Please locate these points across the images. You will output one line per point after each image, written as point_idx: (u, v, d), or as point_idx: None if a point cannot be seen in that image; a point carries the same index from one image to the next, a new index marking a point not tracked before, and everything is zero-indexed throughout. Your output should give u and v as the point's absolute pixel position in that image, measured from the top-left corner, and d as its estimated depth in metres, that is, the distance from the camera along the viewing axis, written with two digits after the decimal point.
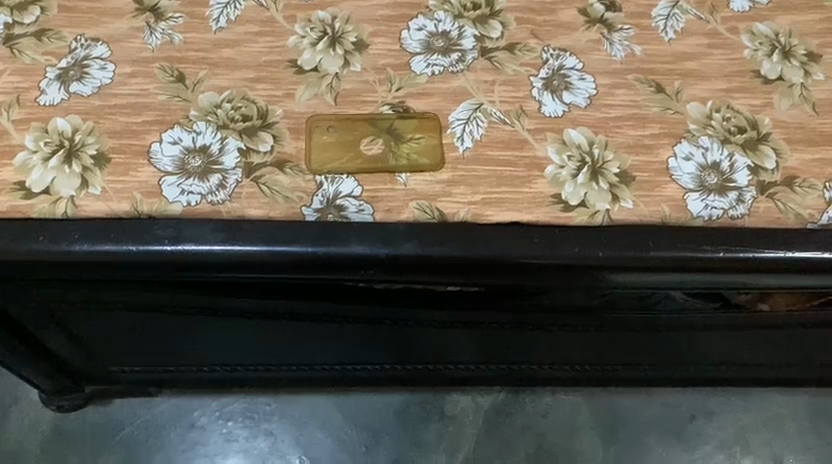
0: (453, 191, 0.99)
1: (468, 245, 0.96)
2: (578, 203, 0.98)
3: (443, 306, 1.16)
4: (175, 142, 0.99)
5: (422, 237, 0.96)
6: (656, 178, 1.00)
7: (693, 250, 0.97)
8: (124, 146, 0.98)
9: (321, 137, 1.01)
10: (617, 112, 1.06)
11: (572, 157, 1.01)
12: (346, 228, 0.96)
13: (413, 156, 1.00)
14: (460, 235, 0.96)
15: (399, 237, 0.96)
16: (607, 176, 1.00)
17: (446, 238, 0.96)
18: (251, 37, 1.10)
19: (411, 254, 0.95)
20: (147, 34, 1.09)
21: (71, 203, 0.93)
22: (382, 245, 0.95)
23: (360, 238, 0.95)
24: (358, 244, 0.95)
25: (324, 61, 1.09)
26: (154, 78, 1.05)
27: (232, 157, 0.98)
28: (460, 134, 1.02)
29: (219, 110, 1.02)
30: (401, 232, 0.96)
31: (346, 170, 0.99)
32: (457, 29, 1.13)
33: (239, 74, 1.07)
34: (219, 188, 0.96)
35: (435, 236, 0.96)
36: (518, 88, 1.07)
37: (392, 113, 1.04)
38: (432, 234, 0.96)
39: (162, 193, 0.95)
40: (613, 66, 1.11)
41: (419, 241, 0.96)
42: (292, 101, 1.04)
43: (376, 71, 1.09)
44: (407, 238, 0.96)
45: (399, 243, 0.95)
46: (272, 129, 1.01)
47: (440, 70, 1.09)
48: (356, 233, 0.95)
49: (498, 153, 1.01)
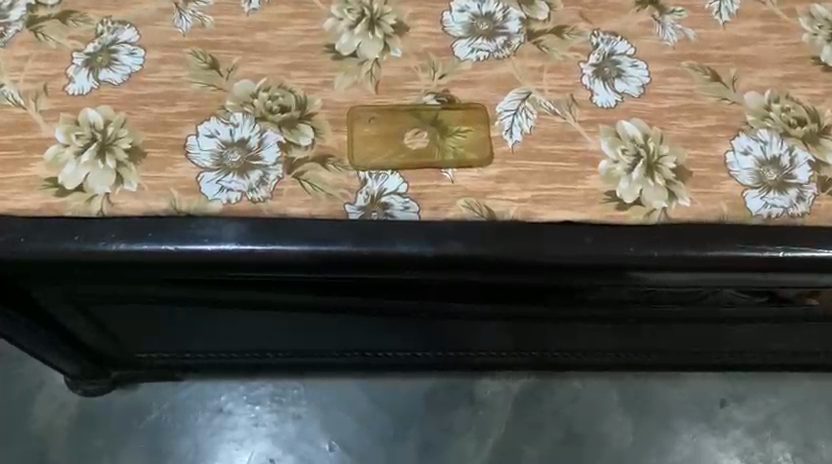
0: (502, 188, 0.94)
1: (516, 245, 0.92)
2: (633, 200, 0.94)
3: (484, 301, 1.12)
4: (211, 135, 0.93)
5: (469, 236, 0.92)
6: (713, 174, 0.96)
7: (750, 248, 0.94)
8: (158, 139, 0.93)
9: (362, 130, 0.96)
10: (673, 102, 1.01)
11: (626, 151, 0.96)
12: (390, 227, 0.92)
13: (460, 151, 0.96)
14: (509, 234, 0.93)
15: (445, 236, 0.92)
16: (664, 172, 0.96)
17: (495, 238, 0.92)
18: (286, 20, 1.05)
19: (458, 254, 0.92)
20: (177, 17, 1.04)
21: (106, 201, 0.89)
22: (428, 245, 0.92)
23: (405, 238, 0.92)
24: (404, 244, 0.92)
25: (362, 46, 1.04)
26: (186, 65, 1.00)
27: (271, 151, 0.93)
28: (508, 126, 0.97)
29: (256, 100, 0.98)
30: (449, 231, 0.93)
31: (390, 166, 0.94)
32: (501, 10, 1.07)
33: (274, 60, 1.02)
34: (259, 185, 0.92)
35: (484, 235, 0.93)
36: (567, 75, 1.02)
37: (436, 103, 0.99)
38: (479, 233, 0.93)
39: (199, 190, 0.90)
40: (665, 52, 1.06)
41: (467, 241, 0.92)
42: (331, 90, 1.00)
43: (417, 57, 1.03)
44: (454, 238, 0.92)
45: (446, 242, 0.92)
46: (312, 121, 0.97)
47: (484, 55, 1.04)
48: (401, 232, 0.92)
49: (548, 147, 0.96)
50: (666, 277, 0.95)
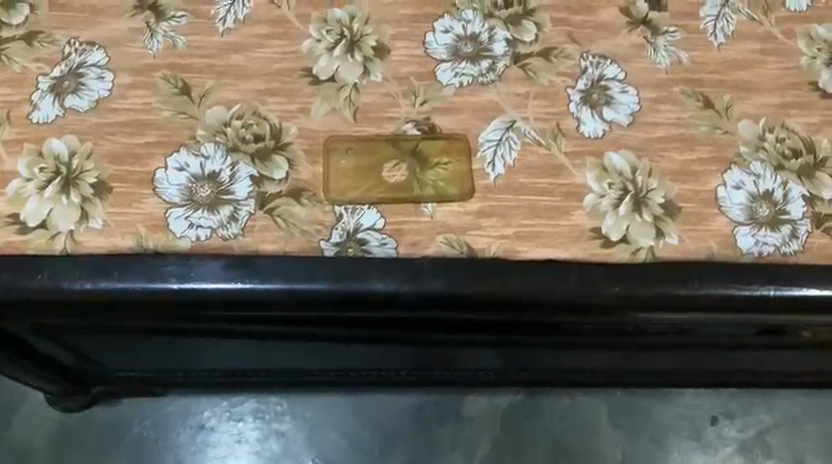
0: (483, 223, 0.91)
1: (497, 284, 0.89)
2: (619, 238, 0.90)
3: (468, 332, 1.08)
4: (181, 168, 0.90)
5: (449, 275, 0.89)
6: (704, 209, 0.92)
7: (741, 288, 0.90)
8: (125, 172, 0.89)
9: (339, 162, 0.93)
10: (663, 131, 0.97)
11: (613, 185, 0.93)
12: (367, 265, 0.89)
13: (440, 184, 0.92)
14: (491, 273, 0.89)
15: (424, 275, 0.89)
16: (652, 207, 0.92)
17: (475, 276, 0.89)
18: (262, 41, 1.01)
19: (437, 293, 0.89)
20: (148, 38, 1.00)
21: (71, 240, 0.86)
22: (406, 284, 0.89)
23: (382, 277, 0.89)
24: (381, 283, 0.89)
25: (341, 69, 1.00)
26: (156, 90, 0.96)
27: (243, 185, 0.90)
28: (491, 157, 0.94)
29: (228, 128, 0.94)
30: (428, 269, 0.89)
31: (367, 200, 0.91)
32: (487, 31, 1.03)
33: (249, 84, 0.98)
34: (230, 221, 0.88)
35: (464, 274, 0.89)
36: (554, 102, 0.98)
37: (416, 132, 0.95)
38: (460, 272, 0.89)
39: (168, 227, 0.87)
40: (657, 77, 1.02)
41: (446, 280, 0.89)
42: (307, 117, 0.96)
43: (398, 81, 0.99)
44: (434, 276, 0.89)
45: (425, 282, 0.89)
46: (286, 152, 0.93)
47: (468, 80, 1.00)
48: (379, 271, 0.89)
49: (532, 181, 0.92)
50: (650, 315, 0.92)
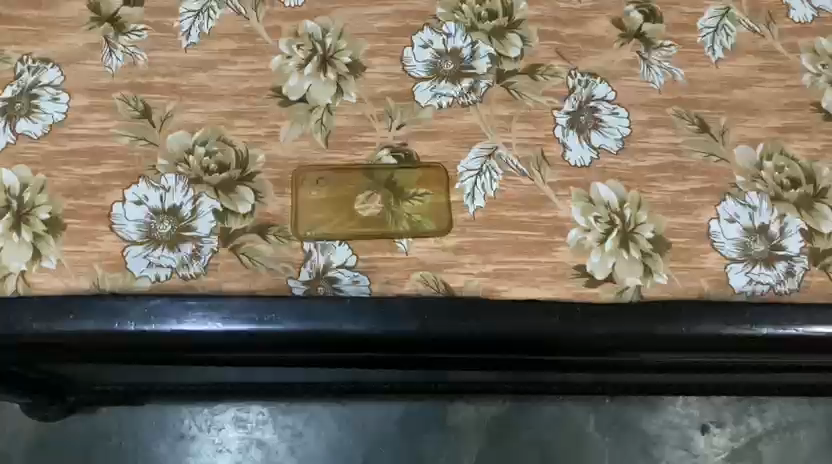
0: (461, 260, 0.86)
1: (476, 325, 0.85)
2: (605, 277, 0.85)
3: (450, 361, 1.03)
4: (139, 202, 0.84)
5: (426, 315, 0.85)
6: (695, 245, 0.87)
7: (733, 328, 0.86)
8: (80, 207, 0.84)
9: (309, 194, 0.87)
10: (654, 159, 0.91)
11: (599, 218, 0.87)
12: (339, 305, 0.84)
13: (416, 218, 0.87)
14: (470, 313, 0.84)
15: (400, 315, 0.85)
16: (640, 243, 0.87)
17: (454, 316, 0.84)
18: (228, 57, 0.94)
19: (413, 333, 0.85)
20: (106, 54, 0.94)
21: (23, 281, 0.81)
22: (381, 323, 0.84)
23: (355, 317, 0.84)
24: (354, 323, 0.84)
25: (313, 88, 0.93)
26: (115, 114, 0.90)
27: (206, 221, 0.84)
28: (471, 188, 0.88)
29: (191, 156, 0.88)
30: (404, 309, 0.85)
31: (339, 236, 0.85)
32: (469, 46, 0.97)
33: (214, 106, 0.92)
34: (191, 259, 0.83)
35: (442, 314, 0.84)
36: (539, 126, 0.93)
37: (392, 160, 0.90)
38: (437, 311, 0.85)
39: (125, 266, 0.82)
40: (649, 97, 0.95)
41: (424, 320, 0.85)
42: (276, 143, 0.90)
43: (374, 102, 0.94)
44: (409, 315, 0.85)
45: (401, 322, 0.85)
46: (252, 182, 0.87)
47: (448, 101, 0.94)
48: (352, 311, 0.84)
49: (514, 214, 0.87)
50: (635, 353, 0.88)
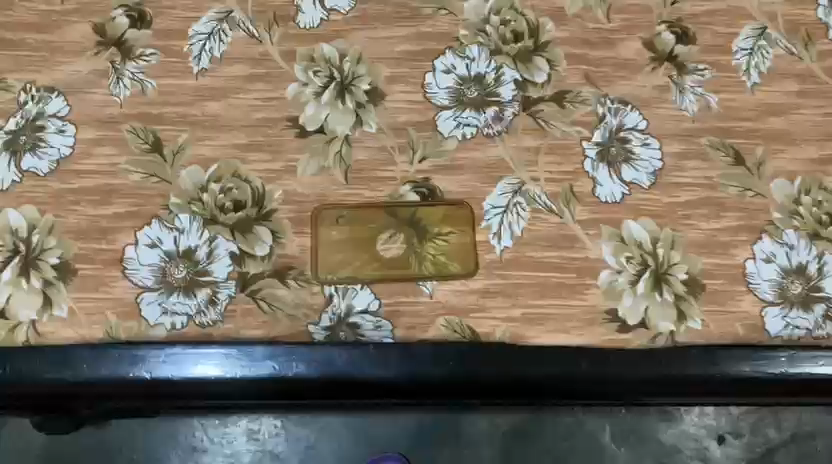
0: (487, 304, 0.82)
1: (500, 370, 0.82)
2: (637, 321, 0.83)
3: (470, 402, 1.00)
4: (153, 245, 0.81)
5: (450, 361, 0.82)
6: (730, 287, 0.84)
7: (763, 374, 0.84)
8: (91, 250, 0.80)
9: (329, 234, 0.84)
10: (688, 195, 0.87)
11: (631, 259, 0.84)
12: (360, 351, 0.81)
13: (441, 260, 0.83)
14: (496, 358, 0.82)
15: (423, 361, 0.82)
16: (673, 285, 0.84)
17: (479, 363, 0.82)
18: (242, 84, 0.90)
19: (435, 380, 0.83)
20: (114, 81, 0.89)
21: (33, 330, 0.78)
22: (404, 369, 0.82)
23: (377, 363, 0.82)
24: (375, 369, 0.82)
25: (330, 118, 0.89)
26: (125, 147, 0.86)
27: (222, 264, 0.81)
28: (497, 227, 0.85)
29: (206, 194, 0.84)
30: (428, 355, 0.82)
31: (360, 279, 0.82)
32: (494, 71, 0.92)
33: (228, 138, 0.87)
34: (208, 306, 0.80)
35: (466, 361, 0.82)
36: (568, 158, 0.89)
37: (415, 196, 0.86)
38: (462, 357, 0.82)
39: (140, 314, 0.79)
40: (682, 125, 0.91)
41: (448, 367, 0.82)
42: (293, 178, 0.86)
43: (395, 133, 0.89)
44: (433, 362, 0.82)
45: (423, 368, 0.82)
46: (270, 221, 0.84)
47: (472, 131, 0.90)
48: (373, 357, 0.82)
49: (542, 254, 0.84)
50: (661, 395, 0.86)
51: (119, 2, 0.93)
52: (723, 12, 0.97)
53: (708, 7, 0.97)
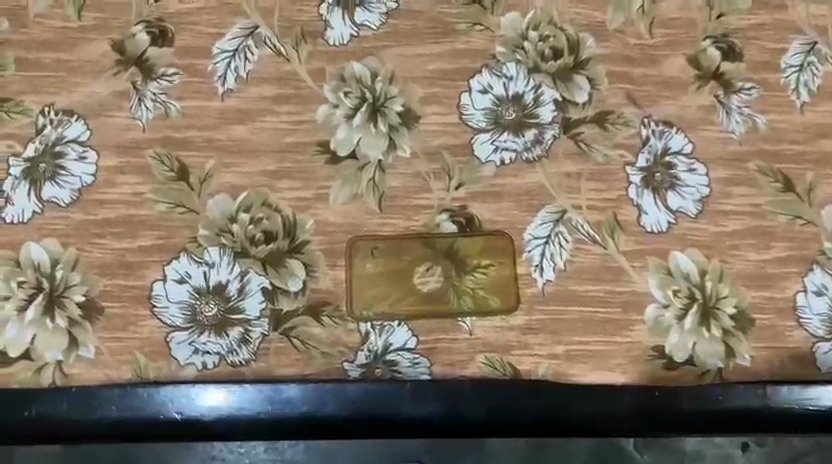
0: (529, 341, 0.79)
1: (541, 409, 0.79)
2: (684, 359, 0.80)
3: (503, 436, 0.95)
4: (182, 280, 0.78)
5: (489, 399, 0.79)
6: (779, 322, 0.81)
7: (815, 409, 0.81)
8: (118, 287, 0.77)
9: (364, 267, 0.81)
10: (735, 224, 0.84)
11: (678, 292, 0.81)
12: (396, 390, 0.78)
13: (480, 294, 0.80)
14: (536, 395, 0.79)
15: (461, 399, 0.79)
16: (722, 319, 0.81)
17: (518, 400, 0.79)
18: (269, 106, 0.86)
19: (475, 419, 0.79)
20: (135, 103, 0.85)
21: (60, 372, 0.75)
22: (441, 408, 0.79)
23: (414, 402, 0.79)
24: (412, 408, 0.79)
25: (363, 142, 0.85)
26: (148, 175, 0.82)
27: (254, 301, 0.78)
28: (539, 259, 0.81)
29: (235, 225, 0.80)
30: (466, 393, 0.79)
31: (397, 315, 0.79)
32: (532, 90, 0.88)
33: (256, 164, 0.84)
34: (240, 345, 0.77)
35: (505, 398, 0.79)
36: (611, 185, 0.85)
37: (452, 226, 0.83)
38: (500, 395, 0.79)
39: (170, 354, 0.76)
40: (729, 149, 0.87)
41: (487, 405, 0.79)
42: (325, 207, 0.83)
43: (429, 157, 0.85)
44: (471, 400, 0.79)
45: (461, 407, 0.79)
46: (302, 254, 0.80)
47: (510, 156, 0.86)
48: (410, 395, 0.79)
49: (586, 288, 0.81)
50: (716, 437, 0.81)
51: (137, 16, 0.88)
52: (771, 26, 0.92)
53: (755, 20, 0.92)
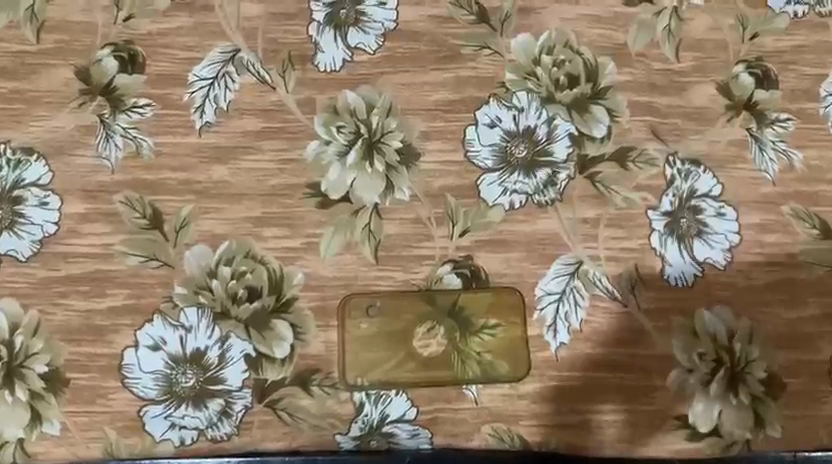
0: (541, 410, 0.73)
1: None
2: (709, 429, 0.73)
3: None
4: (156, 347, 0.70)
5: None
6: (814, 387, 0.74)
7: None
8: (84, 355, 0.70)
9: (359, 327, 0.73)
10: (767, 276, 0.76)
11: (703, 355, 0.74)
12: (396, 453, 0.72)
13: (487, 358, 0.73)
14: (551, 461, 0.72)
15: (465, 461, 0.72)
16: (750, 384, 0.74)
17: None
18: (253, 141, 0.77)
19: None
20: (102, 139, 0.76)
21: (21, 450, 0.68)
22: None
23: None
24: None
25: (358, 184, 0.77)
26: (118, 223, 0.74)
27: (236, 369, 0.70)
28: (552, 318, 0.74)
29: (214, 281, 0.72)
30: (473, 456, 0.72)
31: (395, 383, 0.72)
32: (545, 124, 0.79)
33: (238, 209, 0.75)
34: (221, 418, 0.70)
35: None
36: (631, 232, 0.77)
37: (456, 279, 0.75)
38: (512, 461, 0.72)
39: (144, 428, 0.69)
40: (761, 190, 0.79)
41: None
42: (315, 258, 0.74)
43: (431, 200, 0.77)
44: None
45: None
46: (290, 313, 0.73)
47: (521, 199, 0.77)
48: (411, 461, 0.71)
49: (602, 351, 0.74)
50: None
51: (104, 39, 0.78)
52: (810, 48, 0.83)
53: (792, 42, 0.83)
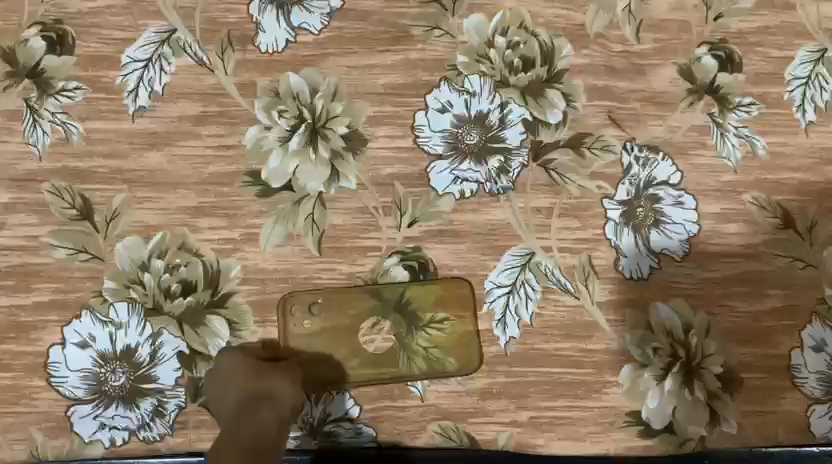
0: (489, 407, 0.70)
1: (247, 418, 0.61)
2: (663, 426, 0.71)
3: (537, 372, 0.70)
4: (84, 344, 0.68)
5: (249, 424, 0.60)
6: (771, 382, 0.72)
7: None
8: (8, 353, 0.68)
9: (300, 325, 0.71)
10: (726, 268, 0.74)
11: (658, 349, 0.72)
12: (230, 362, 0.67)
13: (434, 353, 0.71)
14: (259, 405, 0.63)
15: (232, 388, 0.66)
16: (706, 380, 0.72)
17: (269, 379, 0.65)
18: (189, 127, 0.73)
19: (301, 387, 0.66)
20: (28, 125, 0.72)
21: None
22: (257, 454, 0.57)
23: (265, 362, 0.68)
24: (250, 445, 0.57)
25: (300, 171, 0.73)
26: (46, 214, 0.70)
27: (168, 367, 0.68)
28: (501, 312, 0.72)
29: (147, 275, 0.69)
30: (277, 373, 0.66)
31: (339, 381, 0.70)
32: (498, 109, 0.76)
33: (174, 198, 0.71)
34: (153, 418, 0.67)
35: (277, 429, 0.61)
36: (586, 223, 0.74)
37: (402, 272, 0.72)
38: (210, 453, 0.56)
39: (72, 429, 0.67)
40: (722, 178, 0.76)
41: (277, 376, 0.65)
42: (255, 250, 0.71)
43: (377, 189, 0.73)
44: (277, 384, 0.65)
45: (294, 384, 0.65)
46: (226, 308, 0.70)
47: (472, 187, 0.74)
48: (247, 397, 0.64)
49: (553, 346, 0.71)
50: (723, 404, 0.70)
51: (32, 18, 0.74)
52: (776, 29, 0.79)
53: (758, 23, 0.79)
